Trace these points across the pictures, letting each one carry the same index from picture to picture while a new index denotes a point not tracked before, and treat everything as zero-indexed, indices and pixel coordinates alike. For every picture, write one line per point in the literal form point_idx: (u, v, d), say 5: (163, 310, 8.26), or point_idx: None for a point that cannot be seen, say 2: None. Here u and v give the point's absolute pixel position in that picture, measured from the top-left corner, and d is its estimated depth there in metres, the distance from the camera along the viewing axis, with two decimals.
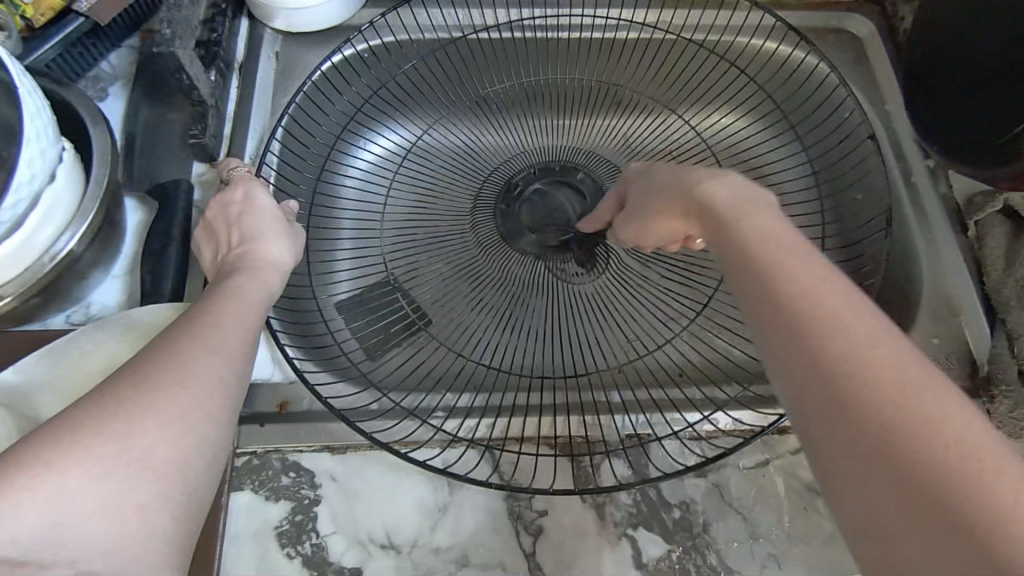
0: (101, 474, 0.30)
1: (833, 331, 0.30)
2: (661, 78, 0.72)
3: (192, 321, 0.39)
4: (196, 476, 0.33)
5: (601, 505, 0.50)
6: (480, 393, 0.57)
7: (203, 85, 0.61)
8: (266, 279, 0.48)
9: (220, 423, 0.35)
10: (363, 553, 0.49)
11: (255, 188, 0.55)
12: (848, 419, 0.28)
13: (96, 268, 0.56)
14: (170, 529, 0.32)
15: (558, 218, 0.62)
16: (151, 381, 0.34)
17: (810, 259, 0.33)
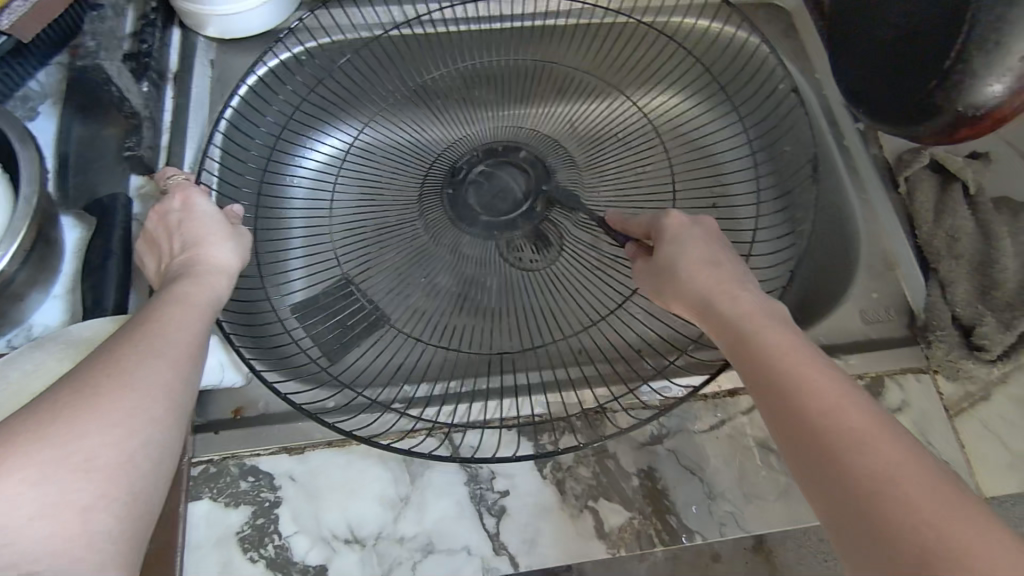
0: (40, 479, 0.30)
1: (817, 407, 0.35)
2: (598, 61, 0.73)
3: (131, 328, 0.39)
4: (140, 475, 0.33)
5: (562, 480, 0.51)
6: (440, 381, 0.57)
7: (134, 98, 0.61)
8: (212, 283, 0.48)
9: (161, 422, 0.34)
10: (328, 550, 0.49)
11: (193, 194, 0.54)
12: (830, 481, 0.33)
13: (35, 288, 0.55)
14: (115, 527, 0.31)
15: (504, 198, 0.63)
16: (92, 385, 0.33)
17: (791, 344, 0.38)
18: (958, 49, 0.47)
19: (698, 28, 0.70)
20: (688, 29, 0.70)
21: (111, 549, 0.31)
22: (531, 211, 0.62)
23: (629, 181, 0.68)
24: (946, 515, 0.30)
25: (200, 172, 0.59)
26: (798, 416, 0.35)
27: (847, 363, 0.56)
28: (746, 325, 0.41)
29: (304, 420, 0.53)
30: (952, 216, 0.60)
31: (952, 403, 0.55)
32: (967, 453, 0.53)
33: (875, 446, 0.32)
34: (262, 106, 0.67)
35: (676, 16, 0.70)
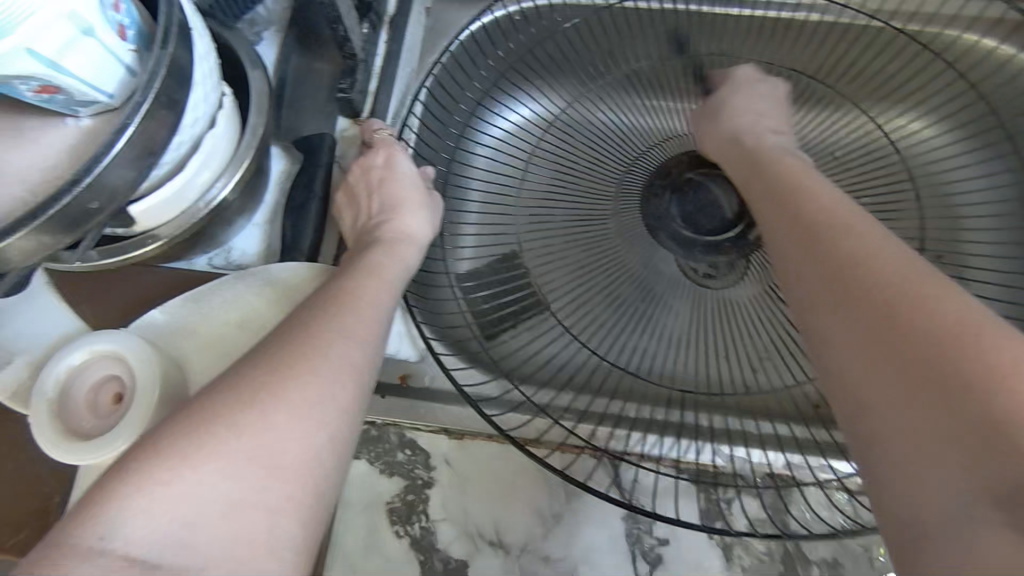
0: (234, 473, 0.28)
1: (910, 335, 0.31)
2: (840, 69, 0.66)
3: (340, 299, 0.38)
4: (324, 475, 0.30)
5: (729, 545, 0.46)
6: (611, 400, 0.53)
7: (356, 38, 0.58)
8: (404, 256, 0.46)
9: (349, 416, 0.33)
10: (470, 547, 0.47)
11: (397, 152, 0.53)
12: (906, 386, 0.29)
13: (241, 215, 0.56)
14: (299, 536, 0.29)
15: (709, 215, 0.55)
16: (286, 365, 0.32)
17: (893, 250, 0.35)
18: None
19: (970, 48, 0.61)
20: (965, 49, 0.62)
21: (293, 559, 0.28)
22: (741, 237, 0.54)
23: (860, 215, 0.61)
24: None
25: (404, 127, 0.57)
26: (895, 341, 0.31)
27: None
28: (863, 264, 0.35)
29: (464, 407, 0.51)
30: None
31: None
32: None
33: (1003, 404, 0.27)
34: (472, 68, 0.65)
35: (948, 30, 0.62)
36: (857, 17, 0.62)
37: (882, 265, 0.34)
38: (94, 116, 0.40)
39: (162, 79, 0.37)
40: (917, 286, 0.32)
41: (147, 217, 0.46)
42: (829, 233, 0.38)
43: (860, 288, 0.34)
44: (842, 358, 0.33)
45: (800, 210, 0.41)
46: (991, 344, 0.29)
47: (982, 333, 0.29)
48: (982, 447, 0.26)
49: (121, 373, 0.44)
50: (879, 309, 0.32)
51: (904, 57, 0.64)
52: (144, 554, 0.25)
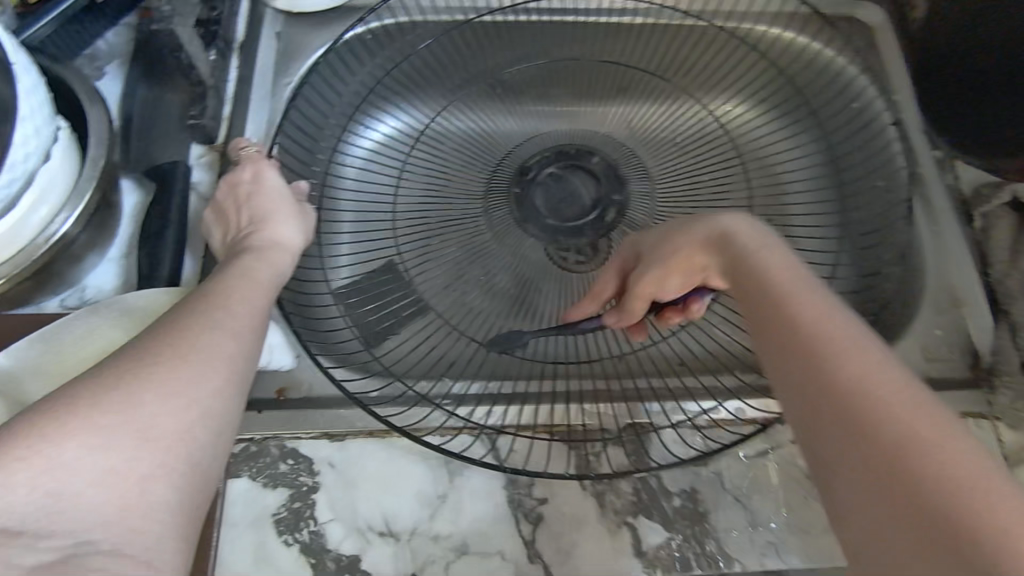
0: (105, 444, 0.30)
1: (836, 388, 0.31)
2: (673, 65, 0.72)
3: (199, 299, 0.38)
4: (197, 448, 0.32)
5: (602, 493, 0.50)
6: (490, 380, 0.56)
7: (202, 65, 0.59)
8: (275, 259, 0.47)
9: (222, 397, 0.34)
10: (361, 541, 0.48)
11: (265, 168, 0.54)
12: (851, 444, 0.30)
13: (92, 250, 0.55)
14: (173, 504, 0.31)
15: (570, 203, 0.64)
16: (157, 353, 0.33)
17: (828, 306, 0.34)
18: None
19: (779, 40, 0.70)
20: (775, 41, 0.70)
21: (152, 536, 0.30)
22: (599, 219, 0.63)
23: (698, 191, 0.67)
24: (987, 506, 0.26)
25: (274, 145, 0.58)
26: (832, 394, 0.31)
27: None
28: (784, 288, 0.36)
29: (353, 410, 0.52)
30: None
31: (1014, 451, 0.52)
32: None
33: (931, 454, 0.28)
34: (336, 82, 0.67)
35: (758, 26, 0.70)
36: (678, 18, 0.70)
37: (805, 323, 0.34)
38: None
39: None
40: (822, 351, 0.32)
41: None
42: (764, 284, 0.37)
43: (782, 326, 0.35)
44: (787, 403, 0.34)
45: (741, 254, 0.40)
46: (908, 403, 0.30)
47: (890, 389, 0.30)
48: (894, 467, 0.28)
49: None
50: (800, 350, 0.33)
51: (726, 50, 0.71)
52: (14, 522, 0.27)
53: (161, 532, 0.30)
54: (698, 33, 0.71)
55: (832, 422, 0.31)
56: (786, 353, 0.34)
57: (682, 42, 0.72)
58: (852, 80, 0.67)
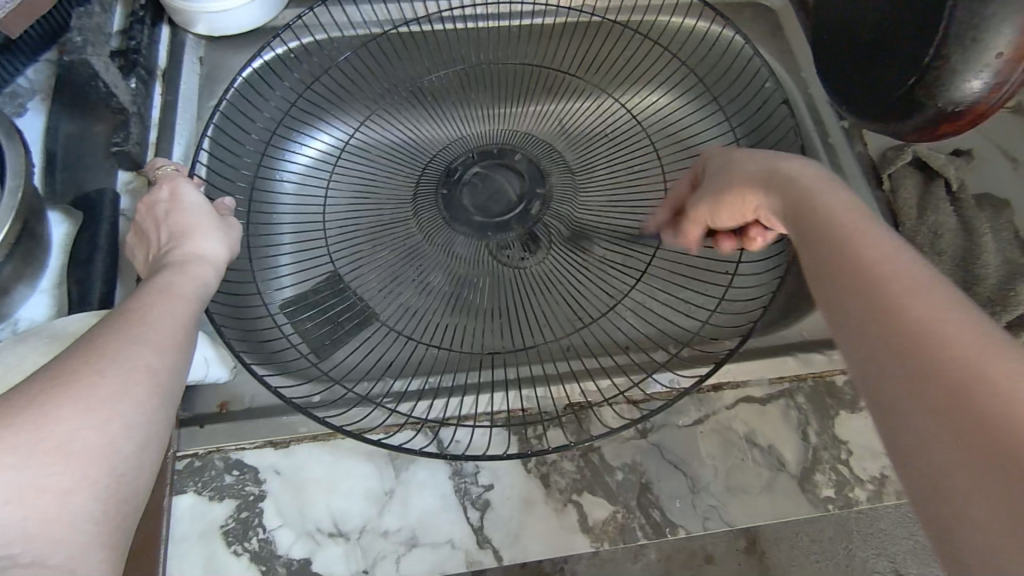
0: (17, 464, 0.30)
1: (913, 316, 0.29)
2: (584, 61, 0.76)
3: (115, 315, 0.39)
4: (121, 460, 0.33)
5: (546, 474, 0.51)
6: (430, 375, 0.57)
7: (122, 93, 0.60)
8: (199, 274, 0.47)
9: (145, 408, 0.34)
10: (311, 544, 0.49)
11: (180, 184, 0.55)
12: (910, 377, 0.28)
13: (20, 283, 0.55)
14: (97, 511, 0.31)
15: (498, 199, 0.66)
16: (72, 370, 0.33)
17: (885, 237, 0.33)
18: (926, 67, 0.47)
19: (681, 29, 0.73)
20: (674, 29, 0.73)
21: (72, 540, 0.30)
22: (525, 213, 0.65)
23: (617, 180, 0.71)
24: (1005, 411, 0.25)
25: (193, 165, 0.59)
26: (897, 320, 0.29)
27: (832, 358, 0.56)
28: (844, 225, 0.34)
29: (293, 416, 0.53)
30: (935, 213, 0.61)
31: None
32: None
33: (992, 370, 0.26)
34: (259, 102, 0.70)
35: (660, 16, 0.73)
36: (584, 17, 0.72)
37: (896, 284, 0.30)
38: None
39: None
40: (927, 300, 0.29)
41: None
42: (826, 226, 0.35)
43: (850, 263, 0.32)
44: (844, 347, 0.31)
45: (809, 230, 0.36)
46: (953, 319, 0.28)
47: (947, 304, 0.29)
48: (942, 395, 0.26)
49: None
50: (864, 288, 0.31)
51: (633, 43, 0.75)
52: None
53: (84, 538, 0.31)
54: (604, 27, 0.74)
55: (899, 352, 0.28)
56: (850, 292, 0.32)
57: (591, 39, 0.75)
58: (749, 59, 0.71)
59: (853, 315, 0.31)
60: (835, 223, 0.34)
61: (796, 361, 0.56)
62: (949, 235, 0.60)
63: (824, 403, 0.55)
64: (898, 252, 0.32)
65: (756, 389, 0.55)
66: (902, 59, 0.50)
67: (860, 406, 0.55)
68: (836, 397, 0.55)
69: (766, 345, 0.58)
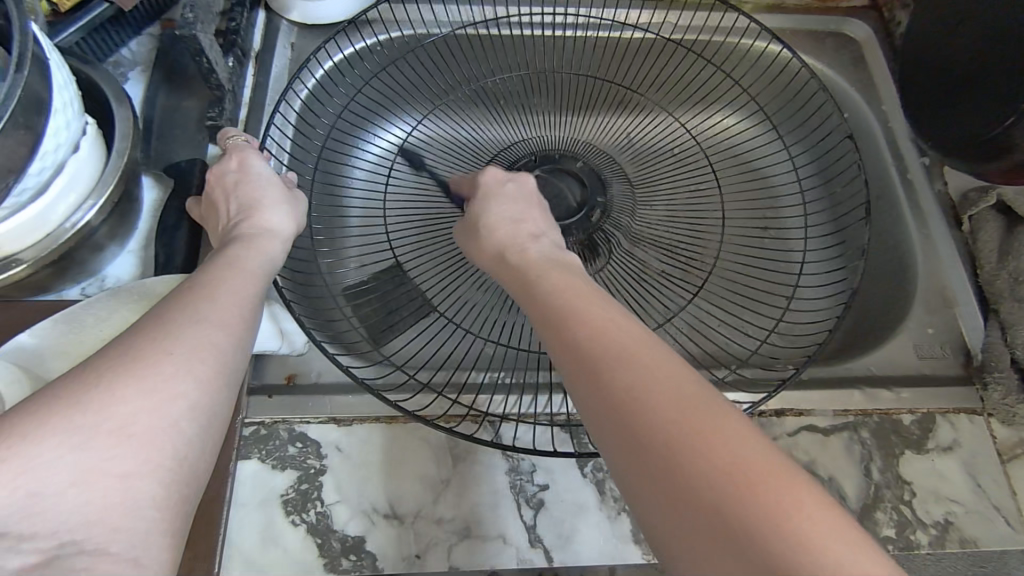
0: (80, 445, 0.31)
1: (659, 410, 0.32)
2: (650, 79, 0.78)
3: (185, 293, 0.41)
4: (185, 439, 0.34)
5: (601, 480, 0.52)
6: (489, 370, 0.58)
7: (221, 70, 0.62)
8: (266, 248, 0.50)
9: (206, 386, 0.36)
10: (366, 522, 0.49)
11: (249, 156, 0.57)
12: (661, 467, 0.31)
13: (113, 242, 0.57)
14: (157, 493, 0.32)
15: (558, 203, 0.65)
16: (138, 351, 0.35)
17: (603, 329, 0.38)
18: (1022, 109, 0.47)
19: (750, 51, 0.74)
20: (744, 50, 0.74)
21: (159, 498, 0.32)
22: (586, 218, 0.64)
23: (682, 196, 0.73)
24: (775, 497, 0.28)
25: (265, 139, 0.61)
26: (646, 421, 0.32)
27: (898, 396, 0.56)
28: (577, 322, 0.40)
29: (353, 397, 0.54)
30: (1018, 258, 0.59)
31: (1005, 447, 0.54)
32: (1018, 499, 0.52)
33: (727, 457, 0.30)
34: (335, 91, 0.71)
35: (730, 38, 0.74)
36: (655, 35, 0.74)
37: (668, 408, 0.32)
38: None
39: (17, 97, 0.40)
40: (690, 416, 0.32)
41: (10, 239, 0.48)
42: (564, 321, 0.40)
43: (596, 361, 0.36)
44: (604, 445, 0.34)
45: (602, 368, 0.36)
46: (687, 416, 0.32)
47: (664, 395, 0.33)
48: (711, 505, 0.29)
49: None
50: (608, 385, 0.35)
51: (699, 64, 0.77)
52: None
53: (157, 511, 0.32)
54: (672, 48, 0.75)
55: (647, 453, 0.31)
56: (591, 380, 0.36)
57: (659, 56, 0.76)
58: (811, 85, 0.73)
59: (603, 410, 0.34)
60: (570, 322, 0.40)
61: (862, 395, 0.56)
62: None
63: (889, 439, 0.54)
64: (616, 340, 0.37)
65: (820, 419, 0.55)
66: (994, 98, 0.50)
67: (926, 447, 0.54)
68: (902, 436, 0.54)
69: (830, 374, 0.58)
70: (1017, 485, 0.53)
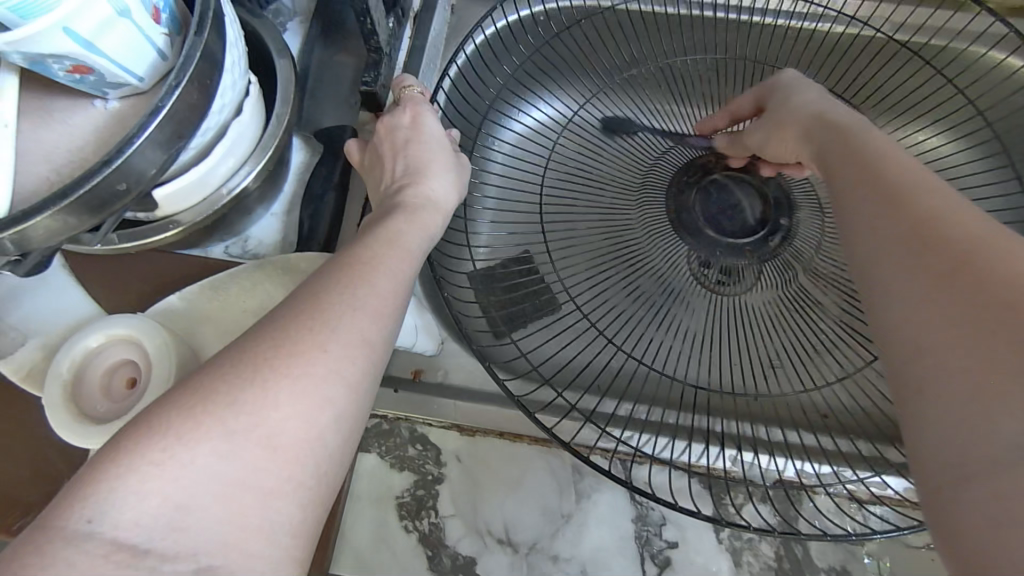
0: (230, 454, 0.26)
1: (974, 268, 0.27)
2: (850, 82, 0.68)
3: (344, 262, 0.35)
4: (331, 454, 0.29)
5: (738, 550, 0.46)
6: (626, 400, 0.53)
7: (382, 32, 0.57)
8: (427, 219, 0.46)
9: (360, 389, 0.30)
10: (479, 544, 0.47)
11: (423, 111, 0.54)
12: (970, 314, 0.26)
13: (260, 205, 0.56)
14: (299, 519, 0.27)
15: (731, 219, 0.57)
16: (290, 338, 0.29)
17: (922, 178, 0.33)
18: None
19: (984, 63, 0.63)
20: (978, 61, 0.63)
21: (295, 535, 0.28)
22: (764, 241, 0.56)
23: None
24: None
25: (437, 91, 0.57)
26: (958, 267, 0.28)
27: None
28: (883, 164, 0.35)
29: (480, 406, 0.51)
30: None
31: None
32: None
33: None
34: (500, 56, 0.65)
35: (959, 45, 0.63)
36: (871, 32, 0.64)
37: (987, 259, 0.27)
38: (122, 98, 0.39)
39: (195, 63, 0.38)
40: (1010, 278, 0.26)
41: (173, 202, 0.47)
42: (865, 158, 0.37)
43: (899, 197, 0.32)
44: (887, 273, 0.31)
45: (902, 213, 0.32)
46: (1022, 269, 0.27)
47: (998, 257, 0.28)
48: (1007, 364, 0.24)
49: (134, 356, 0.46)
50: (902, 207, 0.32)
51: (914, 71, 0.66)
52: (138, 541, 0.24)
53: (297, 541, 0.27)
54: (889, 49, 0.65)
55: (944, 276, 0.28)
56: (894, 210, 0.32)
57: (869, 58, 0.66)
58: None
59: (898, 235, 0.31)
60: (874, 165, 0.36)
61: None
62: None
63: None
64: (926, 195, 0.32)
65: None
66: None
67: None
68: None
69: None
70: None
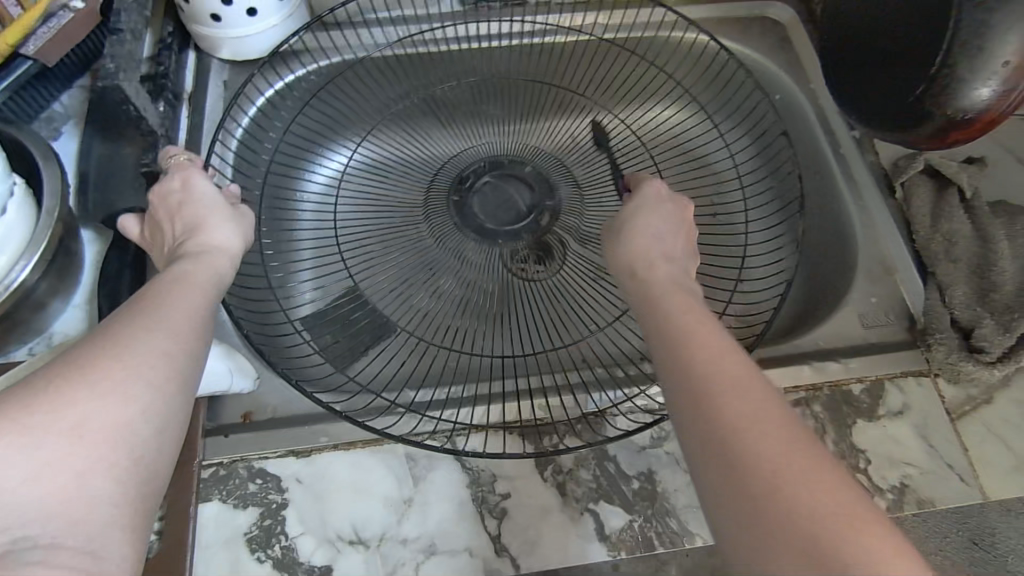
0: (37, 447, 0.31)
1: (698, 368, 0.35)
2: (586, 80, 0.78)
3: (140, 300, 0.40)
4: (140, 441, 0.33)
5: (562, 482, 0.52)
6: (440, 386, 0.58)
7: (151, 116, 0.63)
8: (214, 265, 0.48)
9: (164, 389, 0.35)
10: (332, 551, 0.50)
11: (193, 175, 0.56)
12: (704, 409, 0.33)
13: (56, 298, 0.58)
14: (115, 493, 0.32)
15: (507, 209, 0.67)
16: (88, 355, 0.34)
17: (679, 294, 0.41)
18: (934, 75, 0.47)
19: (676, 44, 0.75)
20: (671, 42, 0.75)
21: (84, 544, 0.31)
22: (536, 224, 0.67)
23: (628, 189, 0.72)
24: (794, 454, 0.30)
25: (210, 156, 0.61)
26: (700, 378, 0.34)
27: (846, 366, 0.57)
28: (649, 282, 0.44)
29: (312, 428, 0.54)
30: (949, 220, 0.61)
31: (954, 406, 0.55)
32: (969, 455, 0.53)
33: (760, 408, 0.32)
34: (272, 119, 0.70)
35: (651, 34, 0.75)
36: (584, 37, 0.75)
37: (721, 370, 0.34)
38: None
39: None
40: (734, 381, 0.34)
41: None
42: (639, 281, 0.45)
43: (657, 310, 0.40)
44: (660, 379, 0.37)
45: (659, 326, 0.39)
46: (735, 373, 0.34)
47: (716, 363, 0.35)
48: (731, 458, 0.31)
49: None
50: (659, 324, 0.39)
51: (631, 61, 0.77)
52: None
53: (115, 517, 0.32)
54: (605, 48, 0.76)
55: (688, 388, 0.34)
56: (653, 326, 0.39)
57: (593, 57, 0.76)
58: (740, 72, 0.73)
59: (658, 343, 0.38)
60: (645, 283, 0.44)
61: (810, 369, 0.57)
62: (964, 243, 0.60)
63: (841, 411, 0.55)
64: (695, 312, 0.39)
65: None
66: (911, 68, 0.50)
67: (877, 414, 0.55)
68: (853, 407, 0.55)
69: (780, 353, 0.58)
70: (969, 441, 0.54)
